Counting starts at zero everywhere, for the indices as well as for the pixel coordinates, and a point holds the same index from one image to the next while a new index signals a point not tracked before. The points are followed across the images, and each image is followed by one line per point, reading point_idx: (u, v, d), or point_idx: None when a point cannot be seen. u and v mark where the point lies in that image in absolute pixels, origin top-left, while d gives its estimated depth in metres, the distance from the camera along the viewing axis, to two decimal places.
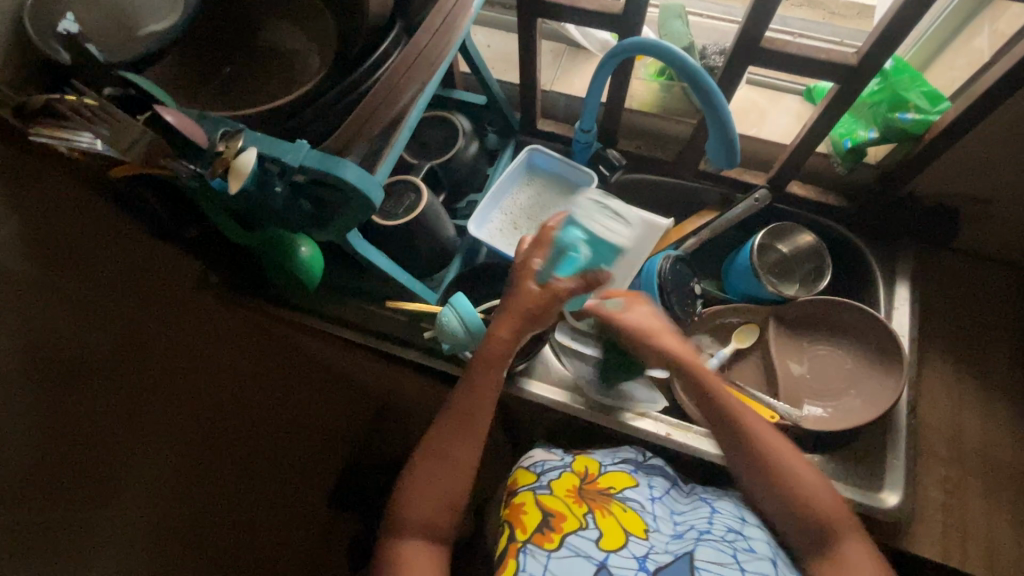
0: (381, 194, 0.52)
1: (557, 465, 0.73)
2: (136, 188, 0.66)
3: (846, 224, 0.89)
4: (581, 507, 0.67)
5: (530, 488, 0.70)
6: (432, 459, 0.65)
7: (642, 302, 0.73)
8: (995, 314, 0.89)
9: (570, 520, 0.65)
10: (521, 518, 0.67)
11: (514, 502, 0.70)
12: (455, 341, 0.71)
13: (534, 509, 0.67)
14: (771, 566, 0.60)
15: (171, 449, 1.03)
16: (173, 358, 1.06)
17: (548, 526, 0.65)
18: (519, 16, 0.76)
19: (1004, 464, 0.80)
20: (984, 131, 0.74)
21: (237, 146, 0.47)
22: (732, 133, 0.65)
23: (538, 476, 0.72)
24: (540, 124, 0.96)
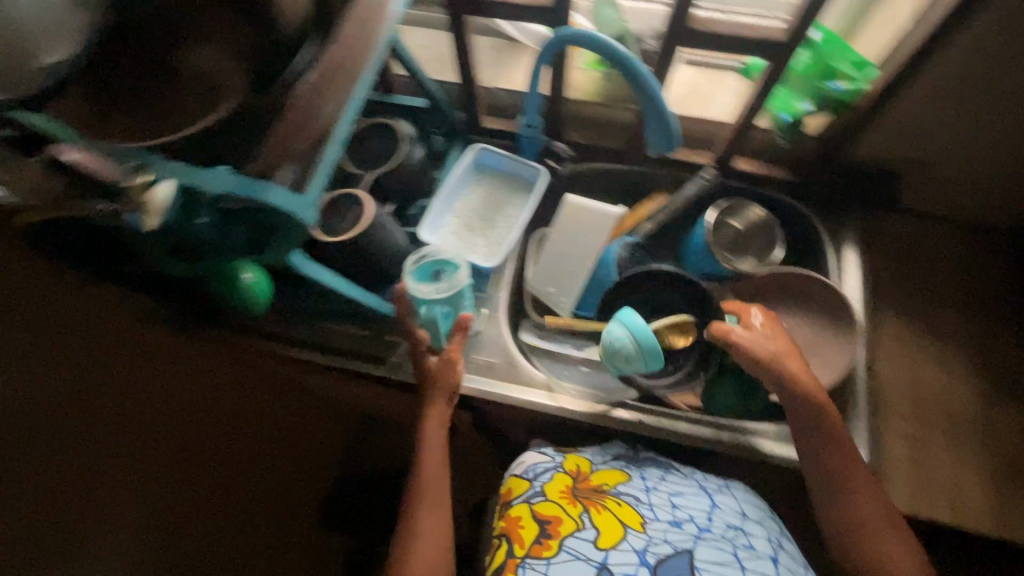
0: (312, 213, 0.50)
1: (549, 466, 0.74)
2: (58, 232, 0.63)
3: (792, 194, 0.91)
4: (576, 507, 0.68)
5: (525, 497, 0.71)
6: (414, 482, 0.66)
7: (753, 316, 0.74)
8: (936, 269, 0.92)
9: (567, 522, 0.66)
10: (519, 532, 0.68)
11: (511, 515, 0.70)
12: (626, 359, 0.72)
13: (531, 521, 0.67)
14: (771, 564, 0.63)
15: (149, 479, 1.08)
16: (140, 399, 1.13)
17: (546, 534, 0.66)
18: (449, 15, 0.75)
19: (956, 412, 0.83)
20: (911, 94, 0.76)
21: (145, 180, 0.45)
22: (667, 117, 0.65)
23: (530, 482, 0.72)
24: (485, 122, 0.95)
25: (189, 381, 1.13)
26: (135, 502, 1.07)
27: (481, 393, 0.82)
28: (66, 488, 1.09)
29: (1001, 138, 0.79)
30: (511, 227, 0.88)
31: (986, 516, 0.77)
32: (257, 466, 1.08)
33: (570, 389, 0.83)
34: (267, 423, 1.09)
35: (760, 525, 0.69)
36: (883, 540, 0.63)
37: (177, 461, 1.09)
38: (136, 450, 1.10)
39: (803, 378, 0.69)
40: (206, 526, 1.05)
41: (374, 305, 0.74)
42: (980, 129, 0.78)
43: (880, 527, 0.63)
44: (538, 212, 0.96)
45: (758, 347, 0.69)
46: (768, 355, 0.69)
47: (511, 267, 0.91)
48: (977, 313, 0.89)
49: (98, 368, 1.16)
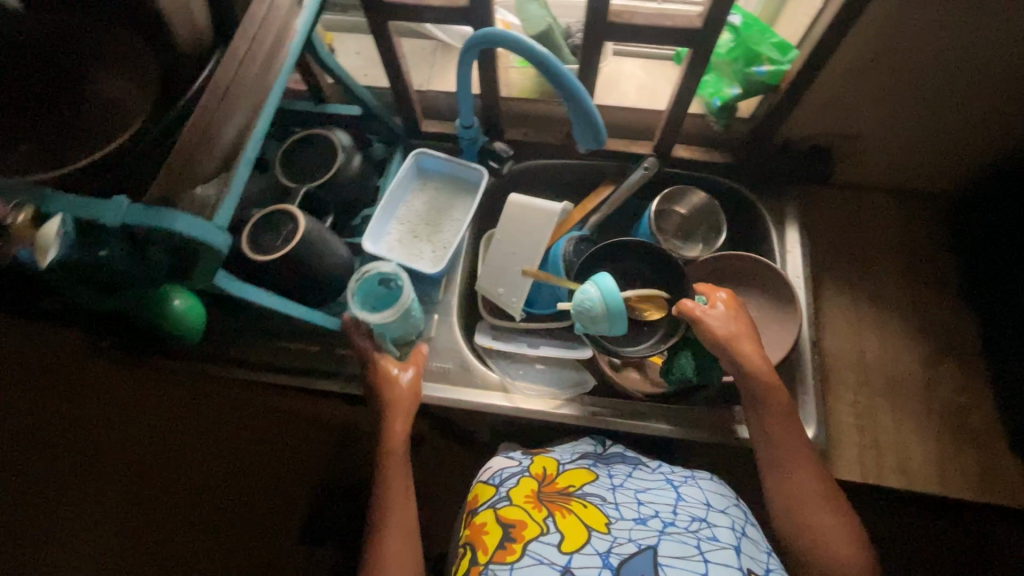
0: (224, 238, 0.49)
1: (515, 473, 0.74)
2: None
3: (732, 177, 0.92)
4: (541, 511, 0.67)
5: (490, 504, 0.70)
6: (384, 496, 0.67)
7: (716, 296, 0.74)
8: (877, 241, 0.94)
9: (531, 526, 0.64)
10: (482, 538, 0.66)
11: (475, 523, 0.69)
12: (591, 317, 0.72)
13: (495, 526, 0.66)
14: (733, 555, 0.61)
15: (106, 515, 1.05)
16: (86, 434, 1.08)
17: (510, 539, 0.64)
18: (369, 20, 0.74)
19: (901, 379, 0.86)
20: (834, 73, 0.78)
21: (25, 215, 0.45)
22: (590, 111, 0.65)
23: (496, 488, 0.72)
24: (423, 125, 0.93)
25: (145, 411, 1.08)
26: (95, 540, 1.04)
27: (439, 401, 0.81)
28: (34, 534, 1.05)
29: (924, 110, 0.81)
30: (455, 231, 0.87)
31: (933, 479, 0.79)
32: (224, 491, 1.04)
33: (530, 390, 0.84)
34: (223, 447, 1.06)
35: (725, 515, 0.68)
36: (832, 512, 0.64)
37: (139, 492, 1.05)
38: (90, 487, 1.06)
39: (755, 362, 0.69)
40: (173, 556, 1.03)
41: (317, 321, 0.73)
42: (903, 102, 0.80)
43: (827, 499, 0.64)
44: (484, 213, 0.95)
45: (713, 325, 0.70)
46: (723, 334, 0.70)
47: (461, 270, 0.90)
48: (916, 282, 0.91)
49: (36, 405, 1.10)
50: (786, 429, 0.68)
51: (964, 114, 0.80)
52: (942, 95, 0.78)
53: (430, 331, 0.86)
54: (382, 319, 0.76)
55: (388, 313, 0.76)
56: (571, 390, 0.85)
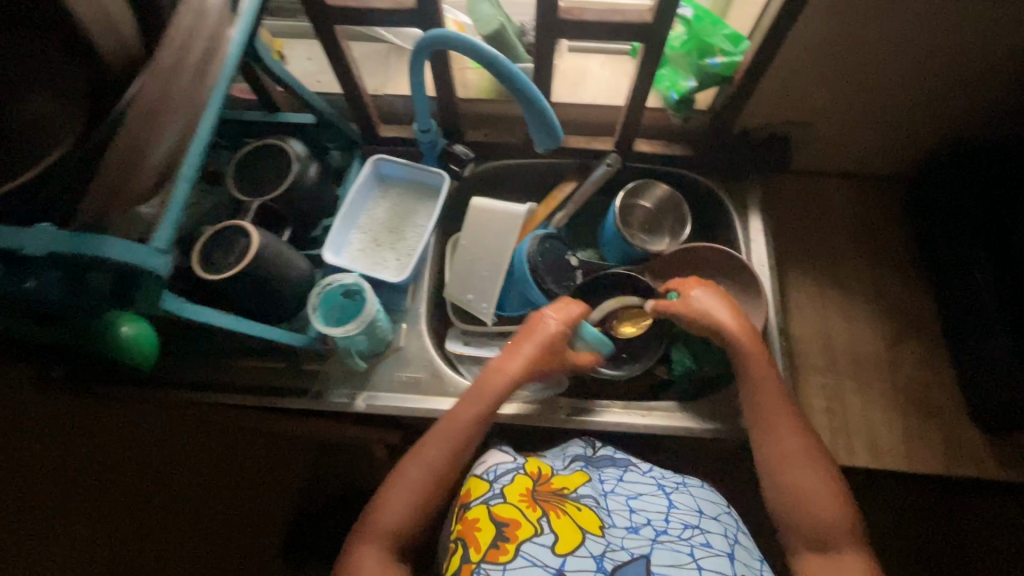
0: (163, 259, 0.48)
1: (510, 469, 0.71)
2: None
3: (694, 169, 0.92)
4: (535, 511, 0.65)
5: (483, 499, 0.68)
6: (415, 463, 0.69)
7: (695, 290, 0.75)
8: (839, 224, 0.95)
9: (525, 526, 0.63)
10: (474, 534, 0.64)
11: (467, 518, 0.67)
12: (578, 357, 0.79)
13: (488, 522, 0.64)
14: (726, 561, 0.62)
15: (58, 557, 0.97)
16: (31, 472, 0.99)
17: (503, 537, 0.62)
18: (314, 26, 0.71)
19: (867, 358, 0.87)
20: (785, 61, 0.78)
21: None
22: (544, 110, 0.64)
23: (490, 484, 0.69)
24: (380, 130, 0.91)
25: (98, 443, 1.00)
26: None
27: (411, 413, 0.80)
28: None
29: (872, 94, 0.82)
30: (419, 237, 0.85)
31: (902, 456, 0.81)
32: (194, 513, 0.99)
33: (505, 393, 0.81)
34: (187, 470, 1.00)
35: (715, 522, 0.68)
36: (818, 499, 0.62)
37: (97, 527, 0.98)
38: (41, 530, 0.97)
39: (723, 324, 0.71)
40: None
41: (277, 338, 0.70)
42: (852, 88, 0.81)
43: (818, 488, 0.63)
44: (449, 217, 0.94)
45: (683, 308, 0.74)
46: (691, 313, 0.73)
47: (428, 276, 0.88)
48: (875, 263, 0.93)
49: None
50: (758, 422, 0.68)
51: (912, 98, 0.82)
52: (889, 78, 0.79)
53: (398, 341, 0.84)
54: (343, 331, 0.73)
55: (350, 325, 0.74)
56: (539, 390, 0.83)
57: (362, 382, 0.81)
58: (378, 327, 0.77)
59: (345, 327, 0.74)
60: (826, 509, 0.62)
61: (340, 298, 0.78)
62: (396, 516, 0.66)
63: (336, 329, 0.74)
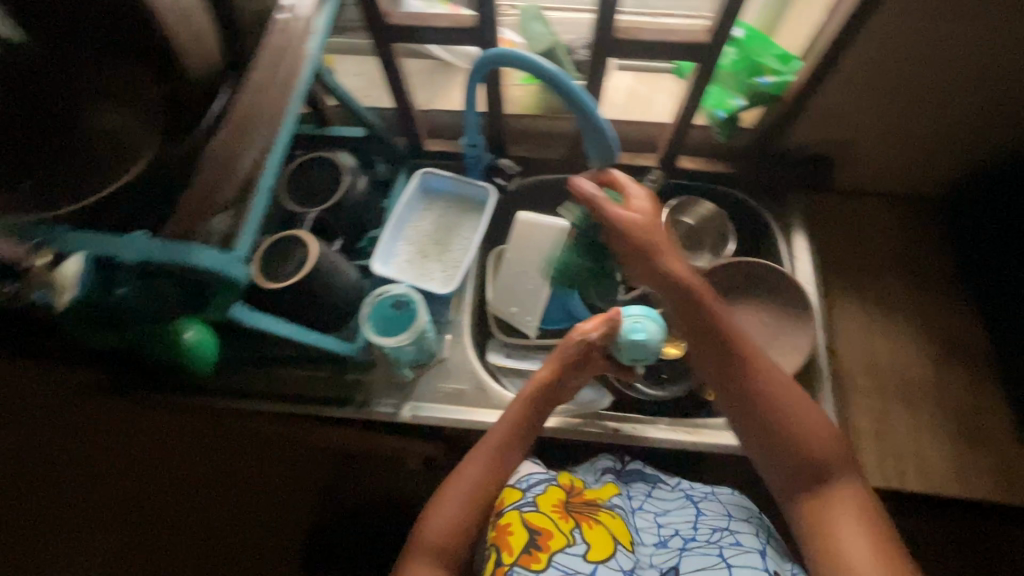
0: (244, 268, 0.48)
1: (542, 479, 0.71)
2: None
3: (737, 187, 0.92)
4: (568, 522, 0.66)
5: (515, 506, 0.68)
6: (459, 481, 0.68)
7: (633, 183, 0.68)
8: (884, 244, 0.95)
9: (557, 537, 0.64)
10: (506, 539, 0.65)
11: (499, 524, 0.67)
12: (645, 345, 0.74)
13: (520, 529, 0.65)
14: (759, 558, 0.62)
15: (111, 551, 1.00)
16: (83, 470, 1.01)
17: (535, 545, 0.64)
18: (374, 44, 0.73)
19: (914, 380, 0.86)
20: (834, 81, 0.79)
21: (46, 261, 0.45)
22: (604, 128, 0.65)
23: (523, 492, 0.70)
24: (427, 144, 0.93)
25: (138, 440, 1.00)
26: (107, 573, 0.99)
27: (455, 423, 0.80)
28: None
29: (919, 114, 0.82)
30: (465, 249, 0.86)
31: (953, 481, 0.80)
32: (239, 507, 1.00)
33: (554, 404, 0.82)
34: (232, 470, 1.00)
35: (747, 522, 0.67)
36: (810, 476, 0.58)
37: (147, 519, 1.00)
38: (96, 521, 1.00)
39: (675, 268, 0.64)
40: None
41: (331, 347, 0.71)
42: (898, 109, 0.81)
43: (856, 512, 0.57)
44: (491, 230, 0.95)
45: (637, 227, 0.65)
46: (638, 239, 0.64)
47: (471, 288, 0.89)
48: (921, 284, 0.92)
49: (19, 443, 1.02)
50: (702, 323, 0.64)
51: (963, 118, 0.82)
52: (937, 98, 0.79)
53: (441, 352, 0.85)
54: (396, 341, 0.74)
55: (403, 334, 0.75)
56: (586, 402, 0.83)
57: (406, 393, 0.82)
58: (427, 338, 0.78)
59: (398, 337, 0.75)
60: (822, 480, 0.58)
61: (391, 310, 0.78)
62: (444, 529, 0.65)
63: (389, 341, 0.75)
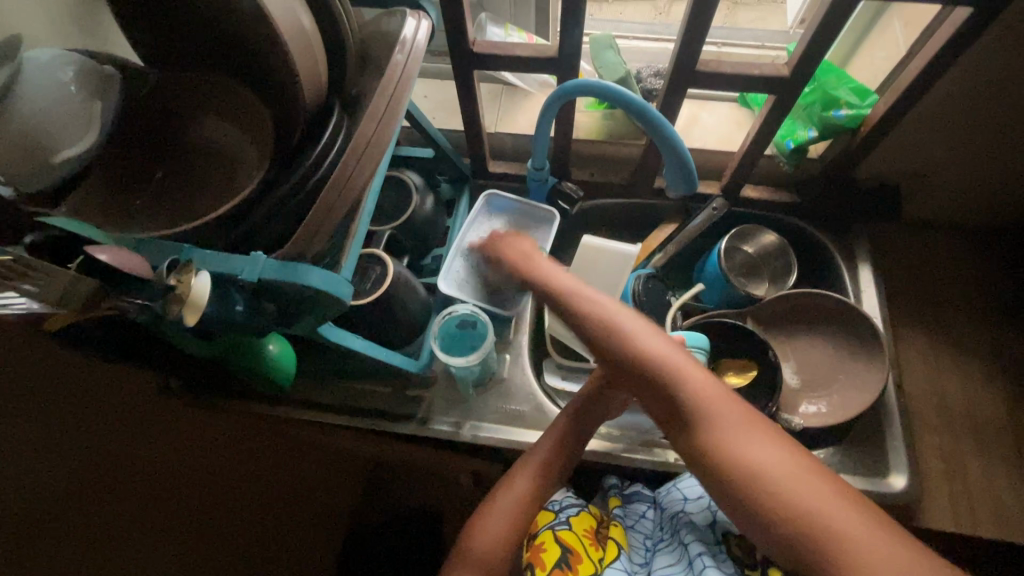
0: (348, 288, 0.51)
1: (575, 502, 0.77)
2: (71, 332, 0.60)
3: (800, 217, 0.92)
4: (597, 550, 0.72)
5: (549, 526, 0.73)
6: (509, 492, 0.67)
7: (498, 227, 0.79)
8: (952, 280, 0.93)
9: (585, 563, 0.69)
10: (540, 556, 0.70)
11: (535, 543, 0.72)
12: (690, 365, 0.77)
13: (553, 545, 0.70)
14: (710, 530, 0.70)
15: None
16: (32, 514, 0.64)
17: (566, 563, 0.69)
18: (455, 71, 0.76)
19: (986, 421, 0.83)
20: (914, 115, 0.78)
21: (188, 277, 0.45)
22: (686, 157, 0.65)
23: (556, 513, 0.75)
24: (491, 167, 0.95)
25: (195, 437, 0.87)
26: None
27: (513, 445, 0.80)
28: None
29: (999, 149, 0.80)
30: None
31: None
32: (297, 512, 0.94)
33: (610, 429, 0.82)
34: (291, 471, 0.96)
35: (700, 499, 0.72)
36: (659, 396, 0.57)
37: (205, 524, 0.82)
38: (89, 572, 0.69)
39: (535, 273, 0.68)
40: None
41: (400, 364, 0.73)
42: (974, 144, 0.80)
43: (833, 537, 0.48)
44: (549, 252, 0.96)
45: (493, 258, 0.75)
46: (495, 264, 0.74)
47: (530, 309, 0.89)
48: (993, 322, 0.89)
49: None
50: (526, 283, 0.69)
51: None
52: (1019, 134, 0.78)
53: (500, 372, 0.85)
54: (463, 361, 0.75)
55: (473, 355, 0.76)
56: (645, 429, 0.81)
57: (466, 412, 0.82)
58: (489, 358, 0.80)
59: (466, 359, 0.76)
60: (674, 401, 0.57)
61: (456, 329, 0.81)
62: (496, 544, 0.64)
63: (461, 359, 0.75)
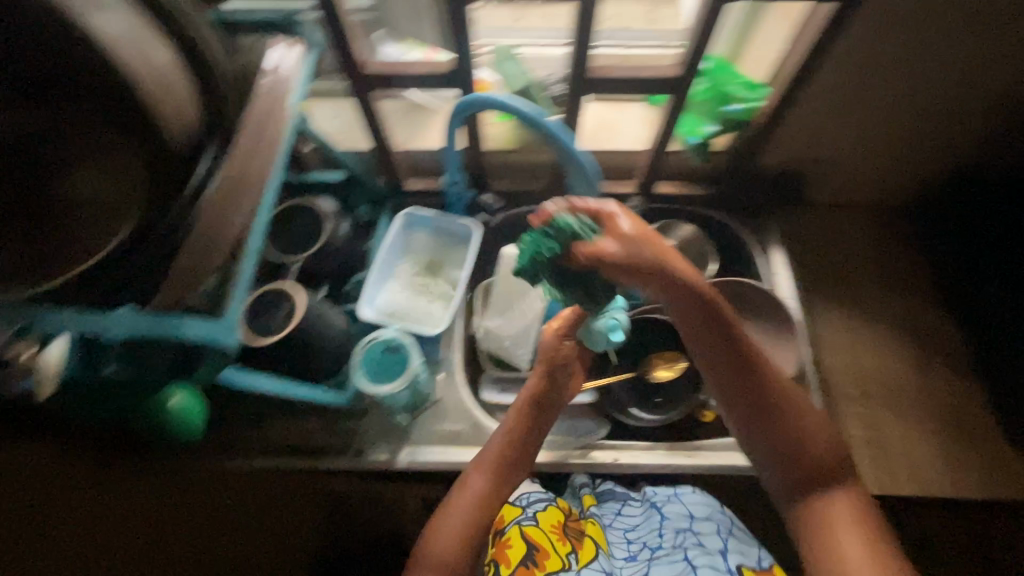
0: (235, 333, 0.48)
1: (543, 496, 0.74)
2: None
3: (714, 208, 0.95)
4: (565, 545, 0.69)
5: (516, 522, 0.71)
6: (466, 490, 0.66)
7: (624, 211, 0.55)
8: (857, 254, 0.98)
9: (552, 559, 0.68)
10: (505, 553, 0.68)
11: (501, 539, 0.70)
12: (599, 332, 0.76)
13: (517, 541, 0.69)
14: (720, 559, 0.66)
15: None
16: None
17: (532, 560, 0.67)
18: (353, 92, 0.74)
19: (898, 385, 0.88)
20: (802, 103, 0.82)
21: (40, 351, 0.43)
22: (586, 164, 0.68)
23: (522, 508, 0.73)
24: (408, 184, 0.93)
25: None
26: None
27: (453, 466, 0.78)
28: None
29: (882, 130, 0.86)
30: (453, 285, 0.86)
31: (944, 483, 0.81)
32: None
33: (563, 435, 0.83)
34: None
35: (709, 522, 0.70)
36: (847, 475, 0.59)
37: None
38: None
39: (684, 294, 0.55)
40: None
41: (321, 400, 0.69)
42: (863, 126, 0.85)
43: None
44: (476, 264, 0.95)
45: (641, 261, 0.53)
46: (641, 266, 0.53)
47: (460, 324, 0.88)
48: (896, 290, 0.95)
49: None
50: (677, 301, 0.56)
51: (924, 131, 0.86)
52: (897, 114, 0.83)
53: (435, 393, 0.84)
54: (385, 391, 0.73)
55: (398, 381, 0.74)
56: (586, 437, 0.83)
57: (402, 438, 0.80)
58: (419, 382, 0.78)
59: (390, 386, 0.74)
60: (822, 481, 0.58)
61: (384, 355, 0.77)
62: (449, 547, 0.62)
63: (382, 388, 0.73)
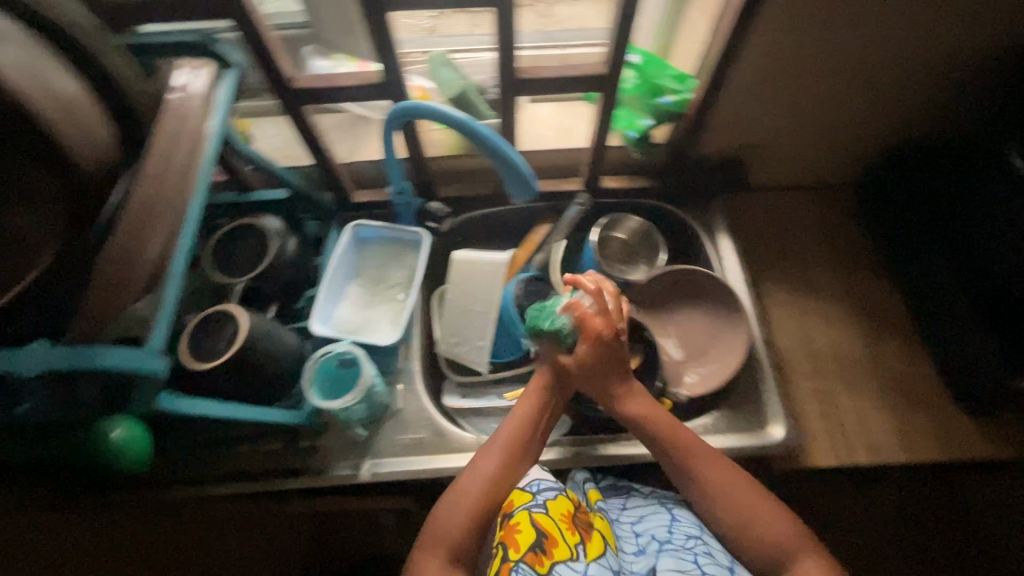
0: (159, 359, 0.49)
1: (554, 485, 0.70)
2: None
3: (660, 199, 0.96)
4: (574, 535, 0.66)
5: (525, 507, 0.67)
6: (475, 470, 0.68)
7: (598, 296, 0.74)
8: (803, 234, 1.01)
9: (561, 547, 0.64)
10: (513, 537, 0.64)
11: (508, 524, 0.66)
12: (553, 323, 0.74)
13: (529, 528, 0.64)
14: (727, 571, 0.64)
15: None
16: None
17: (541, 547, 0.63)
18: (284, 108, 0.73)
19: (849, 358, 0.91)
20: (732, 92, 0.84)
21: None
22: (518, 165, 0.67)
23: (533, 494, 0.68)
24: (355, 197, 0.93)
25: None
26: None
27: (417, 475, 0.78)
28: None
29: (812, 112, 0.88)
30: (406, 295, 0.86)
31: (899, 450, 0.83)
32: None
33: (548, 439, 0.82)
34: None
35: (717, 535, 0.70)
36: (811, 542, 0.64)
37: None
38: None
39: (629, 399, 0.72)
40: None
41: (271, 420, 0.69)
42: (793, 111, 0.88)
43: None
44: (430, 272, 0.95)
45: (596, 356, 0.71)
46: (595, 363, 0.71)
47: (417, 333, 0.88)
48: (842, 266, 0.98)
49: None
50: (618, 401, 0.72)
51: (851, 112, 0.89)
52: (824, 98, 0.86)
53: (396, 404, 0.83)
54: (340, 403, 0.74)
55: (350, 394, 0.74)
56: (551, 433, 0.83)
57: (363, 452, 0.79)
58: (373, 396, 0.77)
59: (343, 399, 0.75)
60: (782, 554, 0.63)
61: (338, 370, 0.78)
62: (457, 521, 0.64)
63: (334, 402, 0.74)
